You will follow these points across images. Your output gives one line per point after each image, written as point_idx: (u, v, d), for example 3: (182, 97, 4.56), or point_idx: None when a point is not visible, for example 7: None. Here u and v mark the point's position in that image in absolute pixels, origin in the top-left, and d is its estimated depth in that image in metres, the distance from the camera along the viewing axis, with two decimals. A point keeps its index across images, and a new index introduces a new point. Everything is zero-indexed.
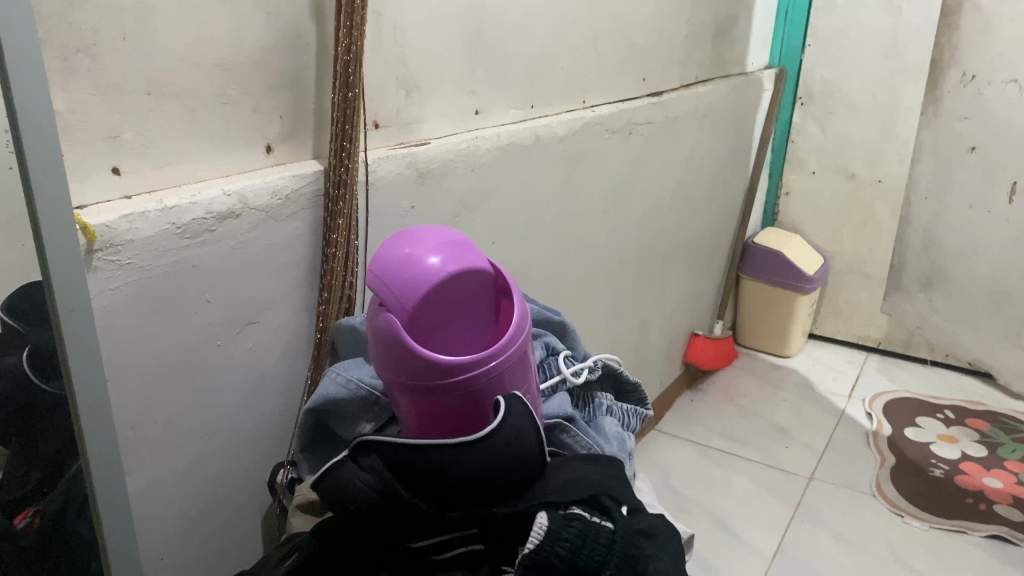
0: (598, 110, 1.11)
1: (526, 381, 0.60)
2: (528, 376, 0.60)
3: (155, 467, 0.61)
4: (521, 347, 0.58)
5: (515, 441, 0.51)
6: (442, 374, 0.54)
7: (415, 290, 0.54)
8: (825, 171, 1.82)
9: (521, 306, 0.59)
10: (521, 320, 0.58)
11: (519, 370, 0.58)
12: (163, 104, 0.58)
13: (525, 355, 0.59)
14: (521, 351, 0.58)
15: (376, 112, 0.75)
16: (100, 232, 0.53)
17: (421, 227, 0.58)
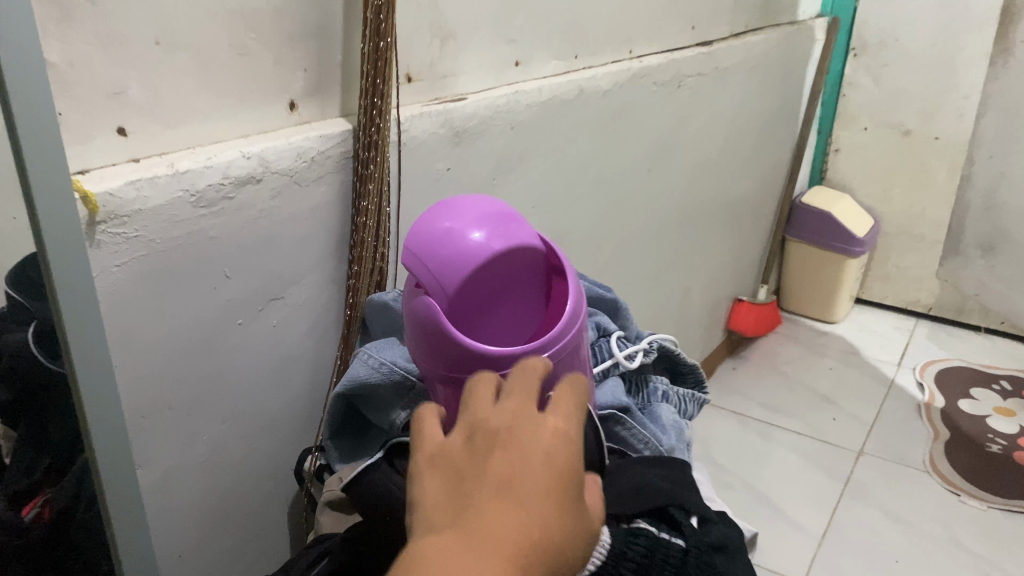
0: (644, 61, 1.02)
1: (579, 372, 0.53)
2: (581, 366, 0.54)
3: (173, 457, 0.56)
4: (574, 336, 0.51)
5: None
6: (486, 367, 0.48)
7: (457, 269, 0.47)
8: (877, 127, 1.71)
9: (576, 288, 0.52)
10: (575, 304, 0.51)
11: (572, 361, 0.52)
12: (173, 56, 0.52)
13: (579, 344, 0.52)
14: (575, 339, 0.52)
15: (409, 64, 0.68)
16: (104, 201, 0.47)
17: (463, 198, 0.52)
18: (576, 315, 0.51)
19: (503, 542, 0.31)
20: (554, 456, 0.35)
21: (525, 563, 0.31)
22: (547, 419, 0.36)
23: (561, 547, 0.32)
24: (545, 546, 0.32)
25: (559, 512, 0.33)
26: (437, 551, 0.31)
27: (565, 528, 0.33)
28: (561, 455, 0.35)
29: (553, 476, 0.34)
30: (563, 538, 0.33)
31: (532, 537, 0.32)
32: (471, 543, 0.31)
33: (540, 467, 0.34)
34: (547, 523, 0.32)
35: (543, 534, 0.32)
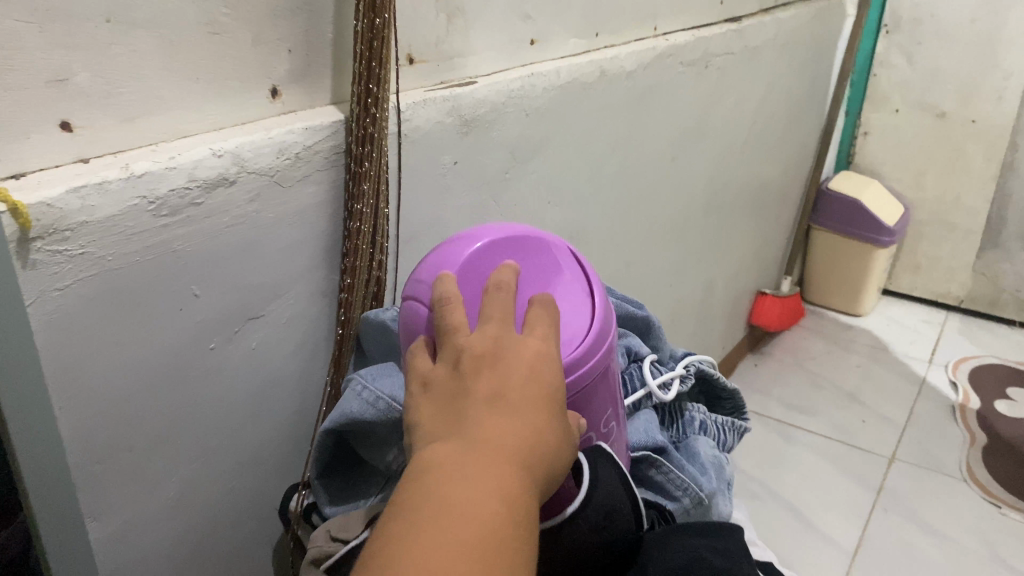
0: (671, 39, 0.93)
1: (604, 403, 0.46)
2: (607, 396, 0.46)
3: (133, 504, 0.48)
4: (598, 361, 0.44)
5: (605, 524, 0.41)
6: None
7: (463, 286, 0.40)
8: (910, 108, 1.62)
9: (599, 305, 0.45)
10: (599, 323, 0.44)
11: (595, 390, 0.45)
12: (130, 36, 0.43)
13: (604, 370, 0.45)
14: (600, 366, 0.45)
15: (412, 44, 0.59)
16: (39, 215, 0.38)
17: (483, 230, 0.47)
18: (601, 335, 0.44)
19: (503, 452, 0.31)
20: (540, 374, 0.35)
21: (526, 466, 0.32)
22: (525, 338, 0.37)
23: (553, 453, 0.34)
24: (542, 451, 0.33)
25: (548, 422, 0.34)
26: (444, 464, 0.31)
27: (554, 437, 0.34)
28: (546, 372, 0.36)
29: (541, 393, 0.35)
30: (554, 445, 0.34)
31: (529, 443, 0.33)
32: (475, 450, 0.31)
33: (527, 382, 0.35)
34: (540, 431, 0.33)
35: (538, 442, 0.33)
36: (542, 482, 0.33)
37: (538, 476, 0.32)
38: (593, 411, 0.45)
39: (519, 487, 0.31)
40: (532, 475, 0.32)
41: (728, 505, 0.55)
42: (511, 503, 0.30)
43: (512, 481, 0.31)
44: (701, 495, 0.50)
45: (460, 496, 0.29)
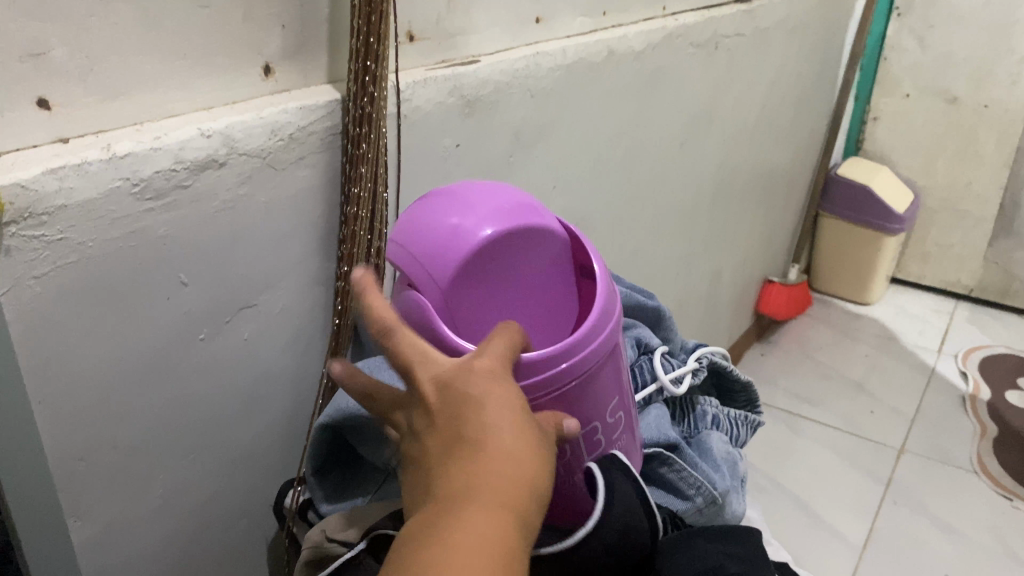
0: (680, 19, 0.90)
1: (611, 394, 0.43)
2: (614, 387, 0.44)
3: (119, 504, 0.46)
4: (603, 346, 0.42)
5: (622, 538, 0.39)
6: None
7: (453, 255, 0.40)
8: (920, 93, 1.58)
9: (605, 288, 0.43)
10: (605, 305, 0.42)
11: (600, 375, 0.42)
12: (110, 7, 0.40)
13: (611, 354, 0.43)
14: (606, 349, 0.42)
15: (411, 21, 0.57)
16: (13, 197, 0.36)
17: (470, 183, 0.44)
18: (606, 317, 0.42)
19: (489, 495, 0.30)
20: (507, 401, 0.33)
21: (513, 512, 0.30)
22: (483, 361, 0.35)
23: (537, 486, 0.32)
24: (526, 490, 0.31)
25: (529, 455, 0.32)
26: (427, 536, 0.29)
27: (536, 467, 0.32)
28: (512, 399, 0.34)
29: (514, 422, 0.33)
30: (539, 475, 0.32)
31: (510, 487, 0.31)
32: (467, 506, 0.30)
33: (495, 416, 0.33)
34: (520, 467, 0.32)
35: (519, 482, 0.31)
36: (542, 499, 0.32)
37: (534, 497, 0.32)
38: (597, 400, 0.42)
39: (518, 530, 0.30)
40: (522, 519, 0.31)
41: (742, 503, 0.53)
42: (503, 561, 0.28)
43: (499, 537, 0.29)
44: (714, 495, 0.48)
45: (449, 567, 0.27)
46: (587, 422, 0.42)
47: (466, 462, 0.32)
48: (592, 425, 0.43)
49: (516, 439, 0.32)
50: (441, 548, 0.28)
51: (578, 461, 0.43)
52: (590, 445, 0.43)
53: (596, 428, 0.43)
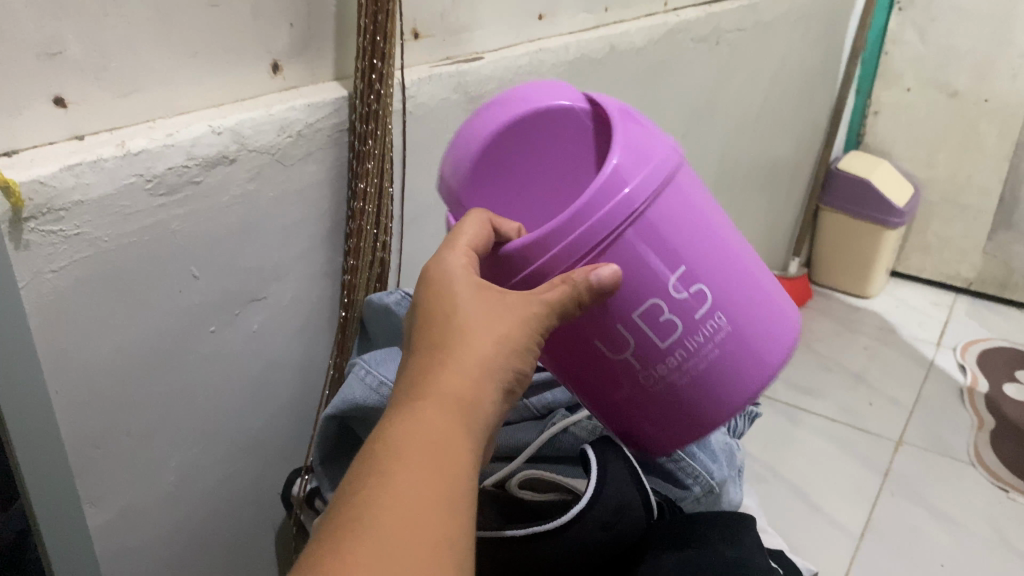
0: (682, 14, 0.91)
1: (666, 262, 0.38)
2: (671, 252, 0.38)
3: (132, 490, 0.48)
4: (625, 203, 0.36)
5: (614, 521, 0.41)
6: (511, 268, 0.38)
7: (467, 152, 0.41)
8: (922, 87, 1.59)
9: (630, 142, 0.38)
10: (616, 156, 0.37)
11: (635, 244, 0.37)
12: (123, 6, 0.41)
13: (645, 216, 0.37)
14: (632, 210, 0.37)
15: (417, 18, 0.58)
16: (32, 193, 0.37)
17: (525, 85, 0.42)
18: (623, 174, 0.36)
19: (423, 382, 0.32)
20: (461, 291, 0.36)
21: (458, 390, 0.32)
22: (442, 261, 0.37)
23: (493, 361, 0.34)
24: (477, 366, 0.33)
25: (473, 343, 0.34)
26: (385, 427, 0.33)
27: (489, 341, 0.34)
28: (465, 296, 0.35)
29: (464, 314, 0.35)
30: (494, 350, 0.34)
31: (453, 380, 0.32)
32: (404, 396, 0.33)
33: (450, 308, 0.35)
34: (465, 346, 0.33)
35: (464, 375, 0.33)
36: (492, 385, 0.33)
37: (481, 384, 0.33)
38: (647, 271, 0.38)
39: (446, 412, 0.31)
40: (472, 393, 0.33)
41: (738, 492, 0.54)
42: (437, 431, 0.31)
43: (436, 414, 0.31)
44: (711, 484, 0.50)
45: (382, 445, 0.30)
46: (639, 299, 0.38)
47: (422, 358, 0.34)
48: (650, 303, 0.38)
49: (464, 324, 0.34)
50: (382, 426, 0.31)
51: (653, 350, 0.39)
52: (663, 328, 0.39)
53: (663, 304, 0.38)
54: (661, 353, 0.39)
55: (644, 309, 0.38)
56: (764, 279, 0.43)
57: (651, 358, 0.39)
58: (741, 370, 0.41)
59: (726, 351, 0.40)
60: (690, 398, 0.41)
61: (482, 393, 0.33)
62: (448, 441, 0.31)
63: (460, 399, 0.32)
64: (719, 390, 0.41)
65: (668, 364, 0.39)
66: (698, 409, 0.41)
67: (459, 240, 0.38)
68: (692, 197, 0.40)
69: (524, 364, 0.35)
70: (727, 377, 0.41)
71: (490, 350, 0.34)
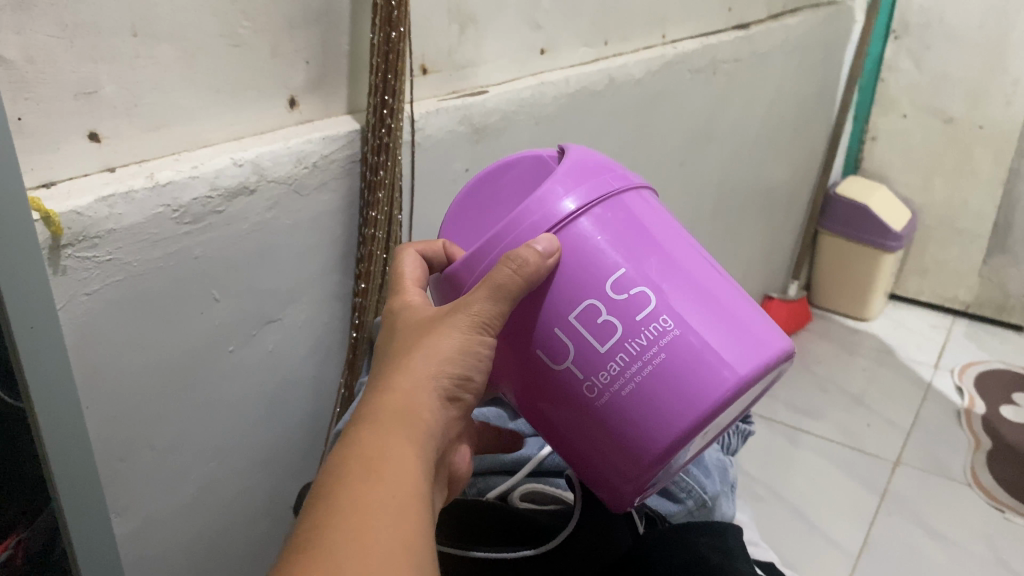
0: (679, 46, 0.94)
1: (602, 268, 0.39)
2: (610, 261, 0.40)
3: (152, 501, 0.50)
4: (552, 211, 0.40)
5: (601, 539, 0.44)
6: (457, 287, 0.42)
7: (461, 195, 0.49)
8: (917, 113, 1.62)
9: (578, 164, 0.41)
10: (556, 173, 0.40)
11: (567, 247, 0.40)
12: (154, 48, 0.43)
13: (577, 224, 0.40)
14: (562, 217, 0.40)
15: (425, 55, 0.61)
16: (69, 222, 0.40)
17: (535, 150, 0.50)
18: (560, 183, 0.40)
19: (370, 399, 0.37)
20: (403, 322, 0.41)
21: (396, 397, 0.37)
22: (393, 307, 0.43)
23: (430, 366, 0.38)
24: (413, 375, 0.37)
25: (410, 359, 0.38)
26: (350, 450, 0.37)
27: (423, 351, 0.38)
28: (408, 328, 0.40)
29: (406, 342, 0.39)
30: (428, 355, 0.38)
31: (394, 394, 0.37)
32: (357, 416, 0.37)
33: (397, 338, 0.40)
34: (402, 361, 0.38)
35: (403, 388, 0.37)
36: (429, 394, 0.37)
37: (420, 393, 0.37)
38: (581, 272, 0.39)
39: (388, 419, 0.36)
40: (411, 397, 0.37)
41: (732, 506, 0.57)
42: (375, 431, 0.35)
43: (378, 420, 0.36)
44: (704, 498, 0.52)
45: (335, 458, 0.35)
46: (573, 300, 0.39)
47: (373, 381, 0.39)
48: (586, 304, 0.39)
49: (402, 343, 0.39)
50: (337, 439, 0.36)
51: (592, 356, 0.39)
52: (601, 332, 0.39)
53: (598, 307, 0.39)
54: (602, 362, 0.39)
55: (579, 312, 0.39)
56: (737, 307, 0.42)
57: (591, 366, 0.39)
58: (688, 386, 0.39)
59: (673, 359, 0.39)
60: (639, 411, 0.39)
61: (423, 394, 0.37)
62: (389, 439, 0.35)
63: (399, 403, 0.36)
64: (666, 410, 0.39)
65: (609, 373, 0.39)
66: (647, 425, 0.39)
67: (402, 284, 0.44)
68: (646, 221, 0.42)
69: (465, 366, 0.39)
70: (671, 393, 0.39)
71: (427, 357, 0.38)
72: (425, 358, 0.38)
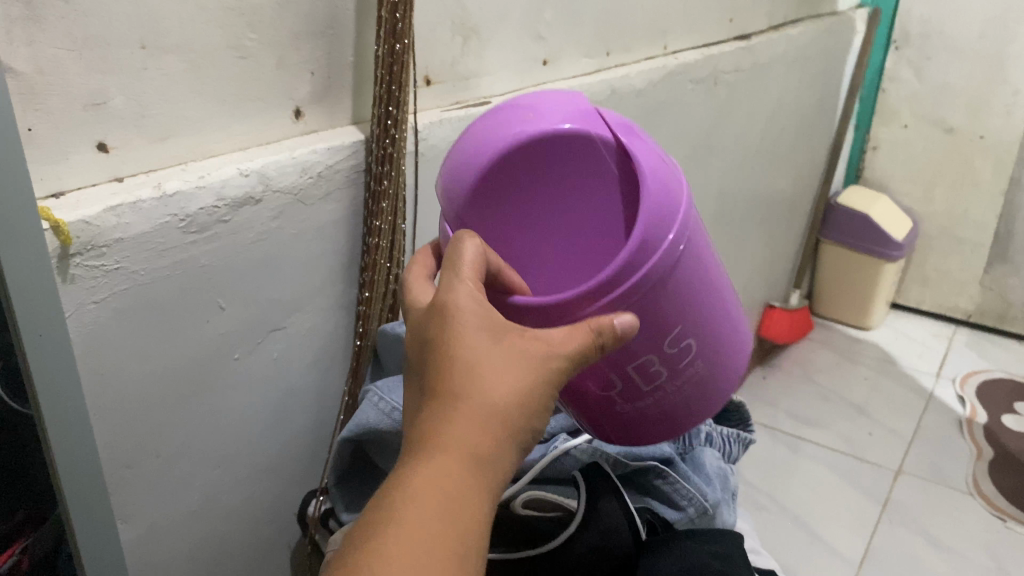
0: (681, 57, 0.95)
1: (668, 325, 0.42)
2: (669, 315, 0.41)
3: (157, 508, 0.51)
4: (645, 276, 0.39)
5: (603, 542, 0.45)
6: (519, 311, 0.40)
7: (479, 180, 0.41)
8: (918, 123, 1.63)
9: (654, 210, 0.39)
10: (641, 232, 0.39)
11: (651, 311, 0.41)
12: (162, 59, 0.44)
13: (661, 290, 0.40)
14: (647, 284, 0.39)
15: (428, 66, 0.61)
16: (79, 232, 0.41)
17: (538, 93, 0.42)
18: (652, 239, 0.39)
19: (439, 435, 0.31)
20: (471, 327, 0.34)
21: (467, 447, 0.31)
22: (447, 292, 0.35)
23: (507, 416, 0.32)
24: (488, 421, 0.32)
25: (489, 396, 0.32)
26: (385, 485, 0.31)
27: (502, 392, 0.33)
28: (480, 338, 0.34)
29: (480, 361, 0.33)
30: (509, 396, 0.33)
31: (469, 438, 0.31)
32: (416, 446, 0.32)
33: (462, 345, 0.34)
34: (473, 395, 0.32)
35: (478, 431, 0.32)
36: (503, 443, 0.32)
37: (494, 442, 0.32)
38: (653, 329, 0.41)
39: (463, 475, 0.31)
40: (486, 446, 0.32)
41: (732, 514, 0.57)
42: (450, 494, 0.30)
43: (446, 478, 0.30)
44: (705, 505, 0.53)
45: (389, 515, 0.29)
46: (637, 357, 0.42)
47: (434, 399, 0.33)
48: (645, 357, 0.42)
49: (472, 364, 0.33)
50: (391, 484, 0.30)
51: (634, 392, 0.44)
52: (650, 377, 0.43)
53: (653, 360, 0.42)
54: (644, 397, 0.44)
55: (638, 364, 0.42)
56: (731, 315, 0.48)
57: (637, 401, 0.44)
58: (693, 412, 0.47)
59: (692, 394, 0.46)
60: (656, 426, 0.46)
61: (496, 444, 0.32)
62: (464, 506, 0.30)
63: (469, 460, 0.31)
64: (672, 427, 0.47)
65: (642, 403, 0.44)
66: (656, 436, 0.47)
67: (466, 270, 0.36)
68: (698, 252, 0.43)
69: (538, 410, 0.34)
70: (682, 418, 0.46)
71: (507, 397, 0.33)
72: (505, 398, 0.33)
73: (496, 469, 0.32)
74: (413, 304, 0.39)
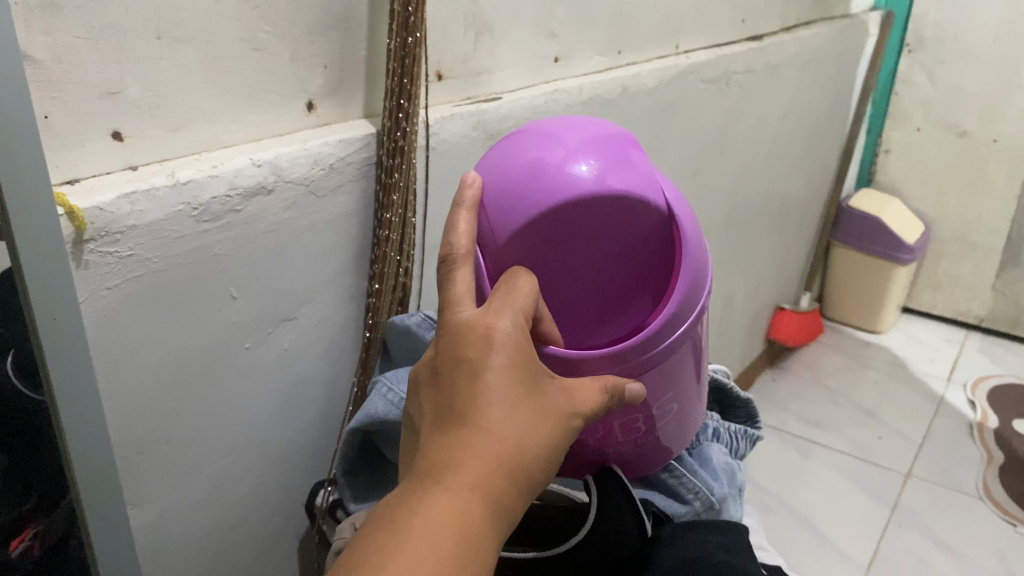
0: (693, 57, 0.95)
1: (663, 388, 0.45)
2: (665, 385, 0.45)
3: (169, 495, 0.52)
4: (661, 346, 0.42)
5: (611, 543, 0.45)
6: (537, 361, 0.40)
7: (525, 224, 0.40)
8: (931, 127, 1.62)
9: (688, 300, 0.42)
10: (668, 315, 0.41)
11: (653, 375, 0.43)
12: (177, 50, 0.45)
13: (666, 360, 0.43)
14: (660, 356, 0.42)
15: (440, 61, 0.62)
16: (93, 217, 0.41)
17: (563, 126, 0.43)
18: (674, 319, 0.42)
19: (464, 469, 0.31)
20: (509, 366, 0.34)
21: (489, 487, 0.32)
22: (491, 318, 0.35)
23: (528, 464, 0.33)
24: (510, 466, 0.32)
25: (513, 439, 0.33)
26: (396, 510, 0.31)
27: (530, 440, 0.33)
28: (509, 377, 0.34)
29: (508, 401, 0.33)
30: (530, 441, 0.33)
31: (489, 479, 0.32)
32: (436, 478, 0.31)
33: (491, 379, 0.33)
34: (504, 433, 0.32)
35: (497, 472, 0.32)
36: (518, 484, 0.33)
37: (512, 482, 0.32)
38: (652, 391, 0.44)
39: (479, 514, 0.31)
40: (503, 489, 0.32)
41: (739, 509, 0.57)
42: (466, 534, 0.30)
43: (463, 516, 0.30)
44: (712, 500, 0.53)
45: (405, 548, 0.29)
46: (634, 411, 0.44)
47: (458, 432, 0.33)
48: (638, 412, 0.45)
49: (503, 402, 0.33)
50: (410, 517, 0.30)
51: (620, 436, 0.46)
52: (634, 428, 0.46)
53: (641, 417, 0.45)
54: (623, 444, 0.47)
55: (627, 419, 0.45)
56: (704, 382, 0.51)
57: (622, 440, 0.47)
58: (657, 458, 0.50)
59: (663, 443, 0.49)
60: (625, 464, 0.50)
61: (511, 488, 0.32)
62: (478, 546, 0.30)
63: (487, 502, 0.31)
64: (639, 468, 0.51)
65: (625, 446, 0.47)
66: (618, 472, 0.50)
67: (519, 305, 0.36)
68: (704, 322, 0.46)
69: (553, 456, 0.34)
70: (651, 459, 0.50)
71: (530, 439, 0.33)
72: (527, 444, 0.33)
73: (509, 508, 0.32)
74: (448, 296, 0.37)
